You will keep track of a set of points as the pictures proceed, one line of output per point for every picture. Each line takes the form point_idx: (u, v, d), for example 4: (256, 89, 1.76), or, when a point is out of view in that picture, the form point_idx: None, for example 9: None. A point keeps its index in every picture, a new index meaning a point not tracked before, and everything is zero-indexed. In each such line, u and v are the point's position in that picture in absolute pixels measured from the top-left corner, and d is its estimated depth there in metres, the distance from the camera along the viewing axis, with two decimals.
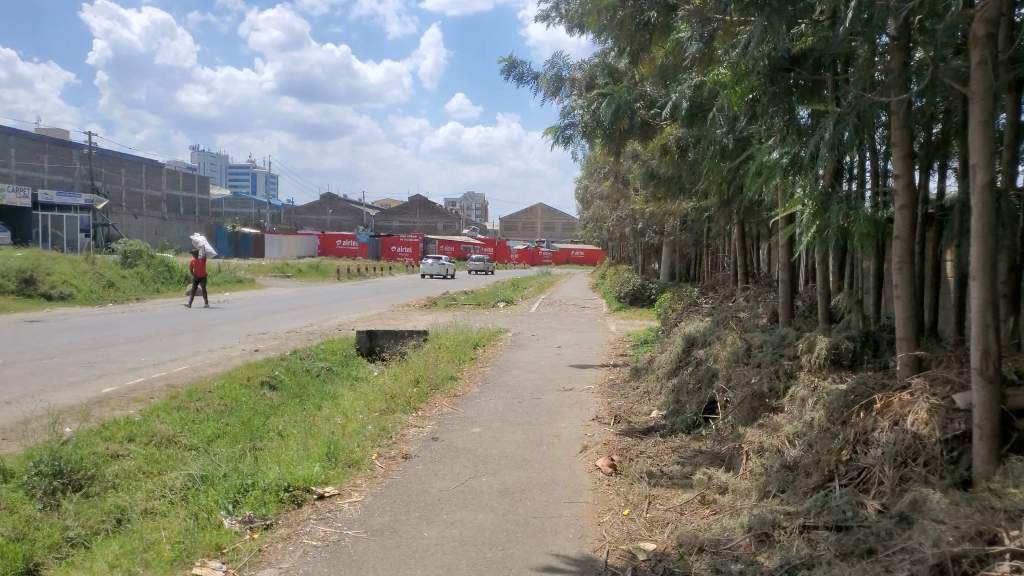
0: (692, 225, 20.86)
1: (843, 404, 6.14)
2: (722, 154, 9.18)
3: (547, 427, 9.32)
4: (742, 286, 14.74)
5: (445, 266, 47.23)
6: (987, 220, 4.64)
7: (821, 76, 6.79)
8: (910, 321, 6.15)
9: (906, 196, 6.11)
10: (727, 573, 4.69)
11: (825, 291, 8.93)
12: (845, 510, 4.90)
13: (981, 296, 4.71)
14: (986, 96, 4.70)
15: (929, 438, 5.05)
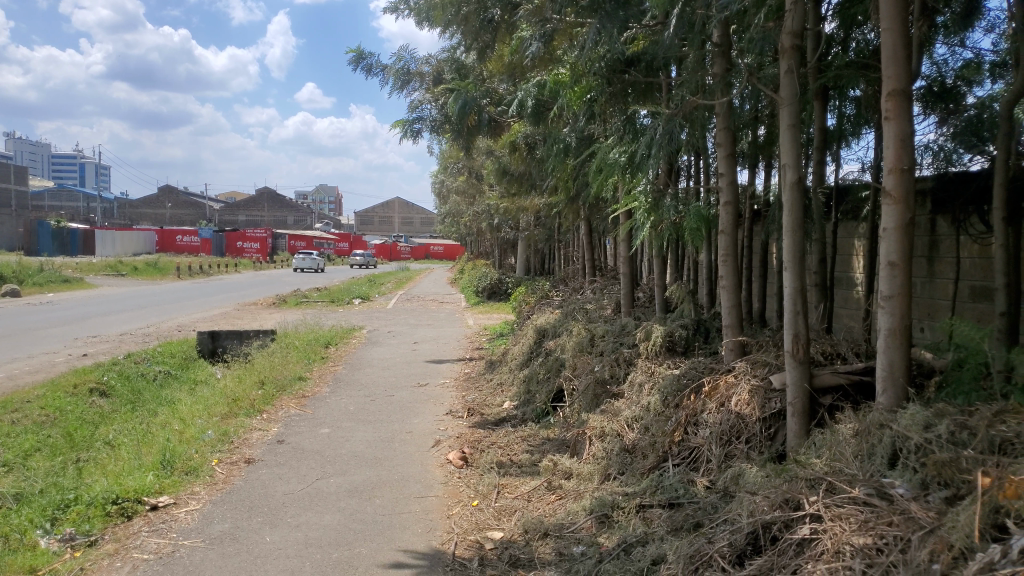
0: (545, 220, 21.31)
1: (676, 387, 6.53)
2: (567, 151, 9.46)
3: (400, 423, 9.28)
4: (590, 279, 15.30)
5: (314, 262, 47.48)
6: (796, 216, 5.09)
7: (653, 79, 7.15)
8: (735, 310, 6.63)
9: (729, 193, 6.57)
10: (569, 555, 4.87)
11: (663, 283, 9.45)
12: (677, 488, 5.23)
13: (792, 285, 5.16)
14: (793, 102, 5.15)
15: (750, 417, 5.47)
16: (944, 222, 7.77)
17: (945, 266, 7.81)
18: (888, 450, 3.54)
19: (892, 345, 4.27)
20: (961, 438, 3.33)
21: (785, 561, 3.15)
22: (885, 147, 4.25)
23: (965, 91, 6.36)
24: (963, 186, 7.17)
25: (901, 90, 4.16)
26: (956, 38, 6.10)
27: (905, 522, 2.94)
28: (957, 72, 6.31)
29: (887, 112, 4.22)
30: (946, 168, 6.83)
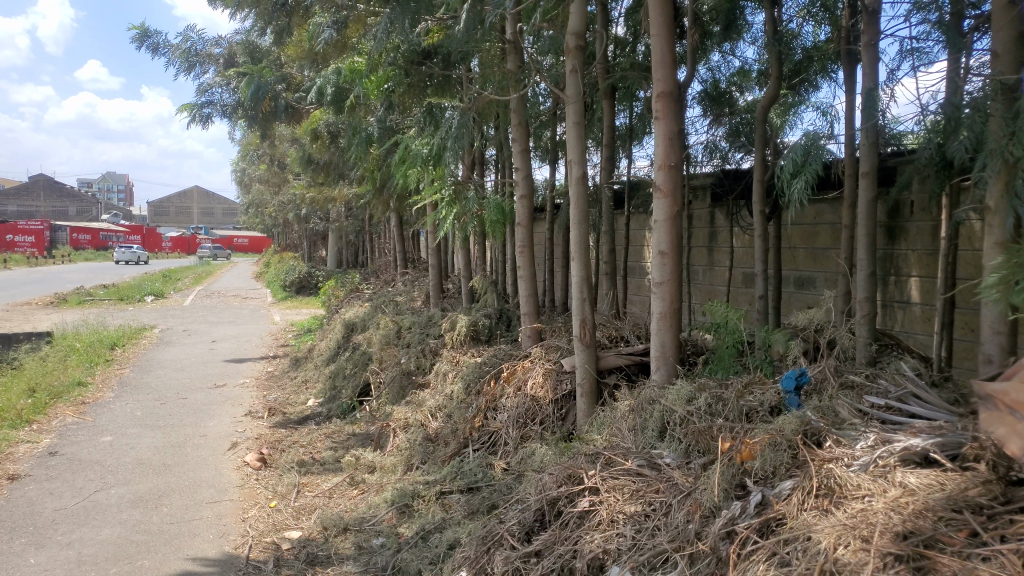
0: (354, 211, 20.88)
1: (477, 374, 6.68)
2: (369, 141, 9.31)
3: (193, 427, 8.72)
4: (401, 270, 15.23)
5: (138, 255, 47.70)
6: (582, 208, 5.37)
7: (450, 72, 7.21)
8: (532, 298, 6.88)
9: (525, 186, 6.80)
10: (369, 548, 4.85)
11: (468, 274, 9.59)
12: (476, 473, 5.36)
13: (579, 274, 5.45)
14: (577, 100, 5.42)
15: (544, 400, 5.73)
16: (720, 215, 8.56)
17: (720, 255, 8.63)
18: (658, 423, 3.84)
19: (663, 327, 4.66)
20: (716, 409, 3.69)
21: (567, 533, 3.33)
22: (656, 144, 4.60)
23: (736, 94, 6.99)
24: (732, 182, 7.92)
25: (670, 92, 4.51)
26: (725, 47, 6.69)
27: (669, 488, 3.20)
28: (728, 78, 6.94)
29: (657, 111, 4.56)
30: (720, 166, 7.52)
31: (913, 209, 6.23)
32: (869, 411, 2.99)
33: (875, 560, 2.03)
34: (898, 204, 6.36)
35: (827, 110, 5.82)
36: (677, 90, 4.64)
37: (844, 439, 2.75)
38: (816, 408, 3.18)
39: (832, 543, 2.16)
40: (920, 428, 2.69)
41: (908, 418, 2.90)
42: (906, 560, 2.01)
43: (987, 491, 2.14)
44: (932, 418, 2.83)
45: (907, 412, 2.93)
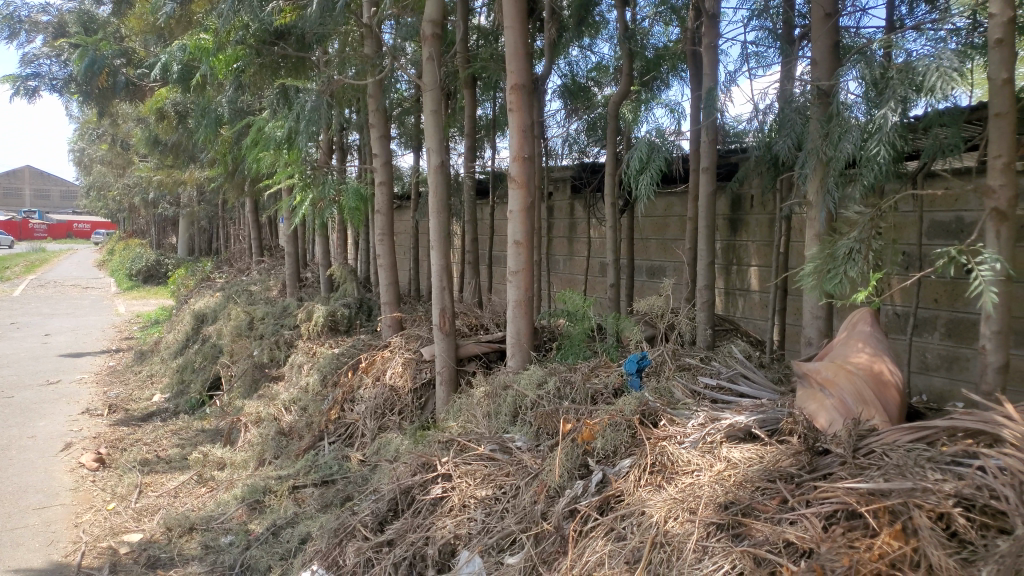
0: (206, 195, 19.83)
1: (334, 365, 6.55)
2: (219, 122, 8.86)
3: (20, 428, 8.02)
4: (258, 258, 14.64)
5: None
6: (441, 197, 5.36)
7: (304, 53, 6.96)
8: (392, 287, 6.80)
9: (384, 172, 6.71)
10: (216, 547, 4.65)
11: (326, 262, 9.35)
12: (331, 465, 5.25)
13: (439, 262, 5.43)
14: (435, 89, 5.34)
15: (402, 390, 5.69)
16: (579, 207, 8.82)
17: (579, 245, 8.89)
18: (511, 408, 3.89)
19: (518, 315, 4.74)
20: (564, 393, 3.81)
21: (420, 520, 3.33)
22: (510, 135, 4.65)
23: (594, 89, 7.17)
24: (589, 174, 8.16)
25: (523, 85, 4.57)
26: (584, 42, 6.86)
27: (518, 471, 3.26)
28: (587, 73, 7.13)
29: (511, 103, 4.61)
30: (579, 159, 7.75)
31: (753, 203, 6.67)
32: (703, 391, 3.19)
33: (699, 530, 2.19)
34: (739, 198, 6.79)
35: (675, 108, 6.12)
36: (531, 83, 4.71)
37: (678, 418, 2.93)
38: (655, 390, 3.36)
39: (663, 517, 2.30)
40: (746, 406, 2.90)
41: (737, 397, 3.11)
42: (726, 528, 2.18)
43: (796, 461, 2.33)
44: (757, 396, 3.05)
45: (737, 391, 3.15)
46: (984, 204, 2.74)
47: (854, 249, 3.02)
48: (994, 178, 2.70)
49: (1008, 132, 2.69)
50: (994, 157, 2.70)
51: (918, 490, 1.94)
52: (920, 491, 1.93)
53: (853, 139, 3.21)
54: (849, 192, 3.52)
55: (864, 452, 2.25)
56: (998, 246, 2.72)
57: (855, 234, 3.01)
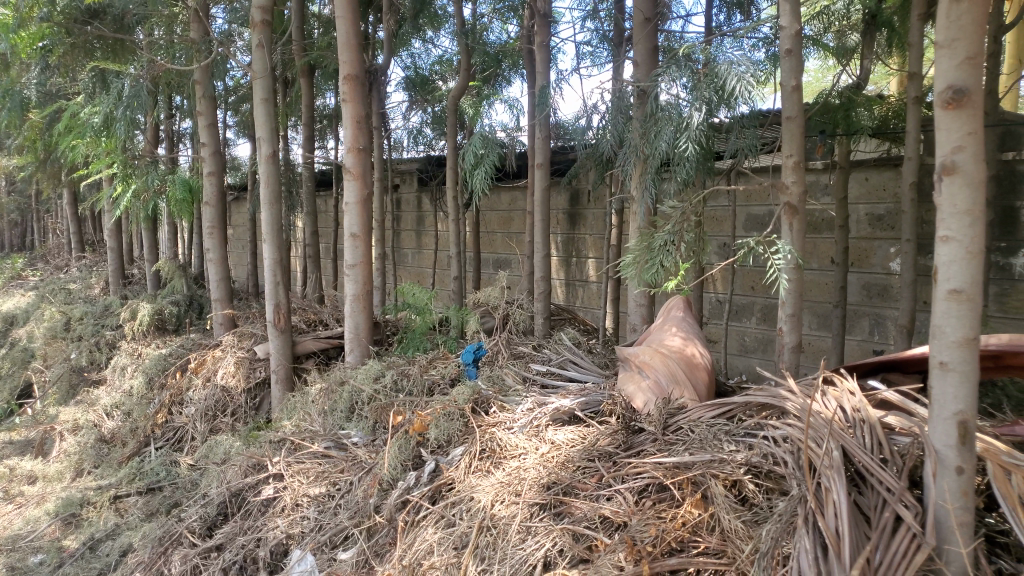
0: (15, 186, 18.02)
1: (161, 366, 6.16)
2: (25, 105, 8.06)
3: None
4: (77, 254, 13.50)
5: None
6: (273, 189, 5.15)
7: (122, 34, 6.45)
8: (224, 282, 6.48)
9: (214, 163, 6.36)
10: (24, 567, 4.25)
11: (153, 257, 8.77)
12: (158, 472, 4.93)
13: (273, 255, 5.22)
14: (265, 77, 5.10)
15: (236, 390, 5.45)
16: (426, 200, 8.80)
17: (426, 238, 8.88)
18: (347, 403, 3.82)
19: (357, 308, 4.67)
20: (401, 386, 3.81)
21: (249, 523, 3.20)
22: (344, 127, 4.56)
23: (438, 82, 7.12)
24: (434, 167, 8.15)
25: (356, 76, 4.49)
26: (426, 36, 6.77)
27: (352, 466, 3.21)
28: (429, 66, 7.08)
29: (344, 94, 4.52)
30: (424, 153, 7.74)
31: (590, 198, 6.92)
32: (533, 376, 3.29)
33: (524, 511, 2.27)
34: (578, 193, 7.02)
35: (513, 103, 6.22)
36: (365, 74, 4.64)
37: (508, 404, 3.02)
38: (489, 378, 3.43)
39: (491, 501, 2.36)
40: (572, 390, 3.03)
41: (566, 382, 3.24)
42: (549, 508, 2.27)
43: (614, 440, 2.46)
44: (585, 380, 3.20)
45: (566, 376, 3.27)
46: (780, 199, 2.98)
47: (669, 241, 3.21)
48: (787, 175, 2.95)
49: (797, 133, 2.95)
50: (787, 156, 2.96)
51: (715, 461, 2.12)
52: (717, 462, 2.11)
53: (666, 138, 3.41)
54: (667, 187, 3.72)
55: (673, 428, 2.42)
56: (791, 237, 2.97)
57: (669, 226, 3.19)
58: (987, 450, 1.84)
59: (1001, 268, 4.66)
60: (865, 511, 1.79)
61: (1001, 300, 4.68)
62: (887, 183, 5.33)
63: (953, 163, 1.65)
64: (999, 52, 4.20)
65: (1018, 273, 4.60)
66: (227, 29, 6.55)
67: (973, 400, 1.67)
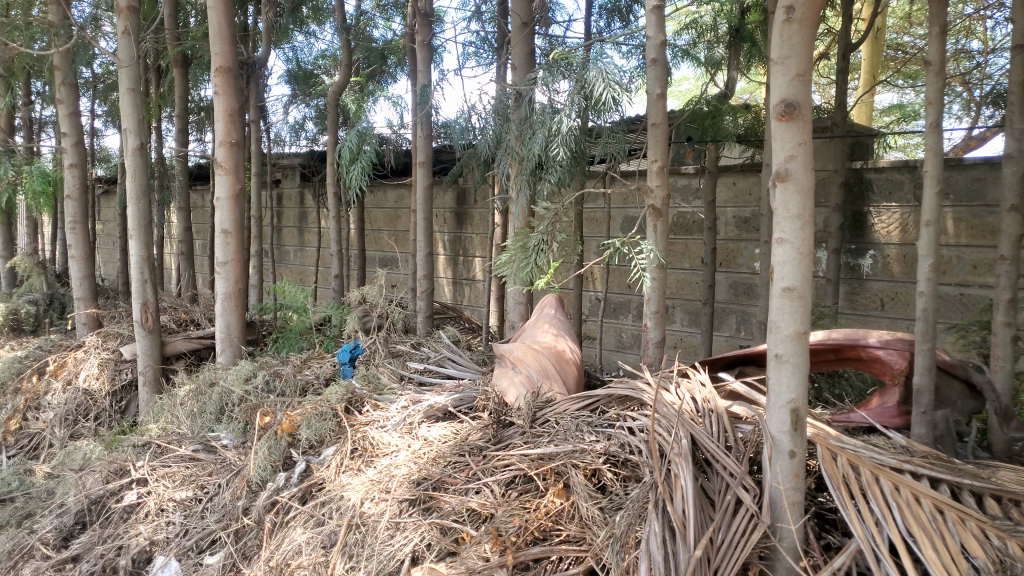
0: None
1: (15, 369, 5.74)
2: None
3: None
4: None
5: None
6: (140, 183, 4.87)
7: None
8: (87, 279, 6.10)
9: (75, 154, 5.98)
10: None
11: (8, 252, 8.15)
12: (10, 482, 4.53)
13: (139, 251, 4.97)
14: (132, 65, 4.83)
15: (98, 393, 5.16)
16: (309, 195, 8.60)
17: (309, 235, 8.68)
18: (217, 404, 3.70)
19: (228, 306, 4.51)
20: (274, 387, 3.73)
21: (109, 532, 3.05)
22: (215, 121, 4.41)
23: (321, 76, 6.94)
24: (317, 163, 7.98)
25: (228, 67, 4.36)
26: (308, 28, 6.56)
27: (221, 469, 3.12)
28: (313, 60, 6.88)
29: (216, 85, 4.38)
30: (307, 148, 7.51)
31: (475, 197, 6.96)
32: (408, 374, 3.30)
33: (393, 508, 2.28)
34: (465, 192, 7.04)
35: (397, 101, 6.17)
36: (238, 67, 4.51)
37: (381, 403, 3.01)
38: (364, 377, 3.41)
39: (361, 499, 2.37)
40: (446, 387, 3.06)
41: (442, 379, 3.26)
42: (418, 503, 2.29)
43: (484, 435, 2.51)
44: (460, 377, 3.23)
45: (442, 374, 3.30)
46: (646, 202, 3.11)
47: (543, 241, 3.26)
48: (652, 179, 3.07)
49: (662, 139, 3.09)
50: (652, 161, 3.08)
51: (576, 451, 2.20)
52: (578, 452, 2.20)
53: (540, 140, 3.49)
54: (542, 187, 3.80)
55: (540, 422, 2.49)
56: (655, 238, 3.11)
57: (543, 226, 3.24)
58: (817, 435, 2.01)
59: (851, 268, 5.02)
60: (710, 495, 1.91)
61: (852, 297, 5.04)
62: (752, 187, 5.64)
63: (786, 171, 1.79)
64: (847, 68, 4.54)
65: (866, 273, 4.98)
66: (89, 13, 6.17)
67: (803, 389, 1.83)
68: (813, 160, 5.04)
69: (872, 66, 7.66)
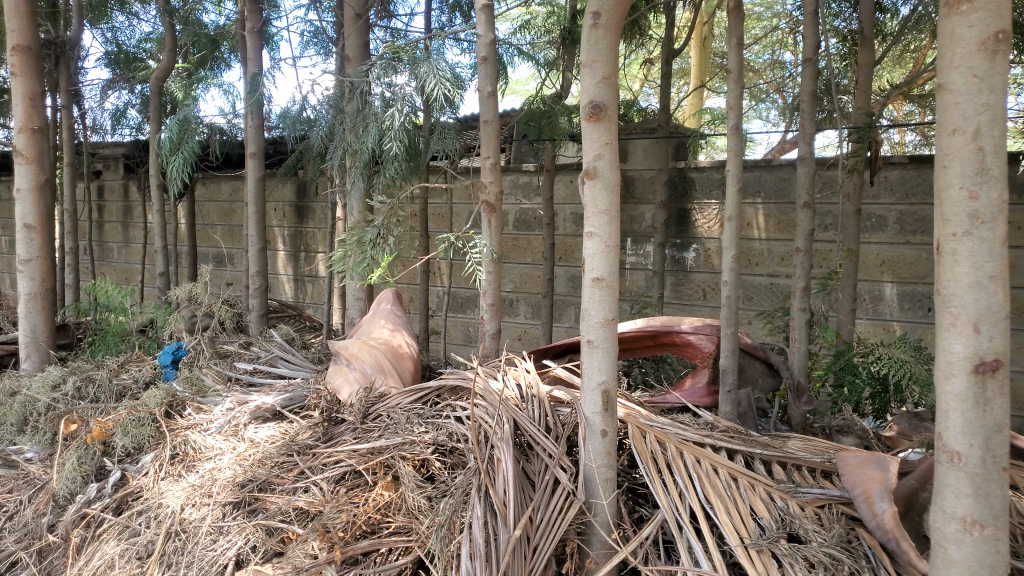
0: None
1: None
2: None
3: None
4: None
5: None
6: None
7: None
8: None
9: None
10: None
11: None
12: None
13: None
14: None
15: None
16: (134, 188, 8.05)
17: (136, 231, 8.12)
18: (18, 415, 3.37)
19: (34, 308, 4.13)
20: (86, 393, 3.47)
21: None
22: (14, 106, 4.04)
23: (147, 61, 6.45)
24: (142, 153, 7.48)
25: (25, 47, 4.01)
26: (129, 8, 6.13)
27: (24, 484, 2.86)
28: (136, 43, 6.41)
29: (13, 66, 4.01)
30: (130, 136, 7.06)
31: (316, 191, 6.79)
32: (237, 375, 3.19)
33: (216, 512, 2.21)
34: (305, 185, 6.85)
35: (229, 90, 5.90)
36: (40, 48, 4.16)
37: (206, 406, 2.90)
38: (188, 379, 3.25)
39: (181, 504, 2.27)
40: (276, 387, 2.98)
41: (274, 379, 3.17)
42: (243, 506, 2.22)
43: (314, 433, 2.45)
44: (293, 376, 3.15)
45: (274, 373, 3.21)
46: (479, 198, 3.14)
47: (378, 236, 3.18)
48: (485, 175, 3.12)
49: (494, 136, 3.15)
50: (484, 158, 3.13)
51: (404, 443, 2.22)
52: (407, 444, 2.22)
53: (372, 134, 3.44)
54: (377, 182, 3.76)
55: (372, 416, 2.48)
56: (489, 233, 3.14)
57: (378, 221, 3.17)
58: (629, 416, 2.17)
59: (676, 261, 5.33)
60: (531, 477, 2.00)
61: (678, 288, 5.36)
62: None
63: (594, 169, 1.90)
64: (670, 72, 4.83)
65: (690, 265, 5.31)
66: None
67: (613, 371, 1.95)
68: (641, 159, 5.32)
69: (699, 72, 8.15)
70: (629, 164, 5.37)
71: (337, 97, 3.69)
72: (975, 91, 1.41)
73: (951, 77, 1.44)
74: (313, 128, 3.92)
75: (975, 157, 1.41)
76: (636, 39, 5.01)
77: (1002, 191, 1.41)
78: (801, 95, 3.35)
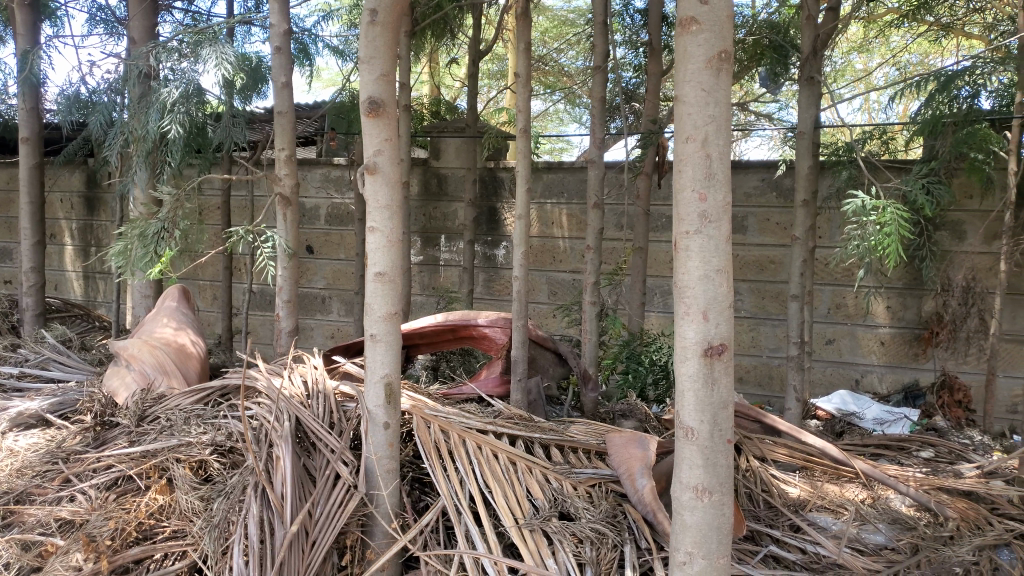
0: None
1: None
2: None
3: None
4: None
5: None
6: None
7: None
8: None
9: None
10: None
11: None
12: None
13: None
14: None
15: None
16: None
17: None
18: None
19: None
20: None
21: None
22: None
23: None
24: None
25: None
26: None
27: None
28: None
29: None
30: None
31: (108, 181, 6.29)
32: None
33: None
34: (95, 175, 6.33)
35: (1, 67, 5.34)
36: None
37: None
38: None
39: None
40: (43, 391, 2.76)
41: (43, 383, 2.93)
42: None
43: (84, 439, 2.30)
44: (65, 379, 2.93)
45: (42, 377, 2.96)
46: (273, 190, 3.06)
47: (162, 230, 3.04)
48: (279, 168, 3.05)
49: (288, 128, 3.08)
50: (278, 149, 3.06)
51: (181, 445, 2.14)
52: (183, 446, 2.14)
53: (156, 122, 3.25)
54: (164, 172, 3.56)
55: (149, 419, 2.33)
56: (284, 228, 3.08)
57: (161, 214, 3.04)
58: (415, 407, 2.22)
59: (487, 258, 5.47)
60: (312, 472, 1.99)
61: (489, 284, 5.49)
62: None
63: (374, 164, 1.93)
64: (477, 73, 4.94)
65: (500, 262, 5.46)
66: None
67: (396, 364, 1.99)
68: (453, 158, 5.41)
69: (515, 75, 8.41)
70: (440, 162, 5.44)
71: (120, 80, 3.46)
72: (703, 103, 1.54)
73: (684, 90, 1.57)
74: (94, 113, 3.64)
75: (704, 162, 1.54)
76: (446, 37, 5.08)
77: (726, 193, 1.55)
78: (593, 100, 3.55)
